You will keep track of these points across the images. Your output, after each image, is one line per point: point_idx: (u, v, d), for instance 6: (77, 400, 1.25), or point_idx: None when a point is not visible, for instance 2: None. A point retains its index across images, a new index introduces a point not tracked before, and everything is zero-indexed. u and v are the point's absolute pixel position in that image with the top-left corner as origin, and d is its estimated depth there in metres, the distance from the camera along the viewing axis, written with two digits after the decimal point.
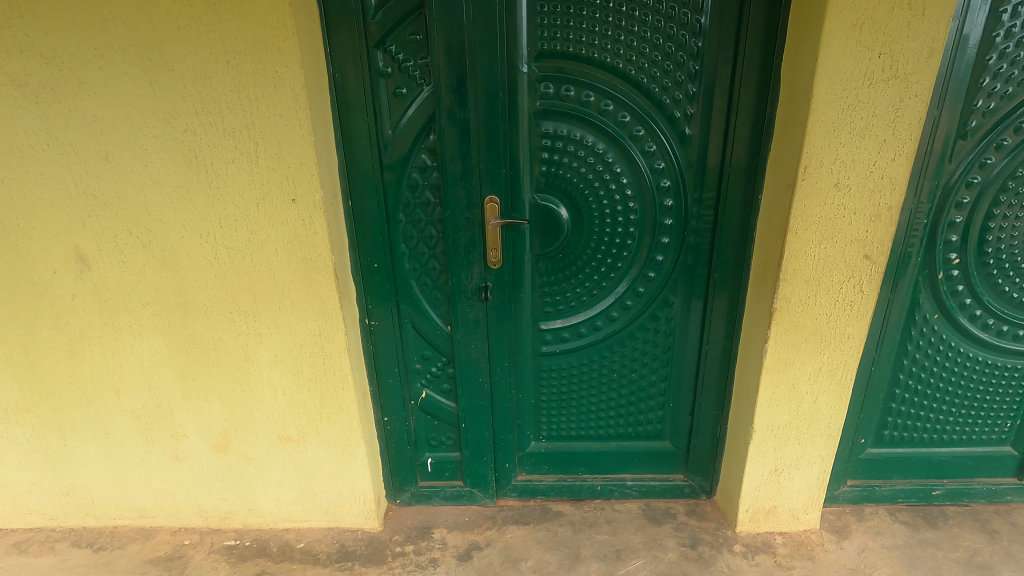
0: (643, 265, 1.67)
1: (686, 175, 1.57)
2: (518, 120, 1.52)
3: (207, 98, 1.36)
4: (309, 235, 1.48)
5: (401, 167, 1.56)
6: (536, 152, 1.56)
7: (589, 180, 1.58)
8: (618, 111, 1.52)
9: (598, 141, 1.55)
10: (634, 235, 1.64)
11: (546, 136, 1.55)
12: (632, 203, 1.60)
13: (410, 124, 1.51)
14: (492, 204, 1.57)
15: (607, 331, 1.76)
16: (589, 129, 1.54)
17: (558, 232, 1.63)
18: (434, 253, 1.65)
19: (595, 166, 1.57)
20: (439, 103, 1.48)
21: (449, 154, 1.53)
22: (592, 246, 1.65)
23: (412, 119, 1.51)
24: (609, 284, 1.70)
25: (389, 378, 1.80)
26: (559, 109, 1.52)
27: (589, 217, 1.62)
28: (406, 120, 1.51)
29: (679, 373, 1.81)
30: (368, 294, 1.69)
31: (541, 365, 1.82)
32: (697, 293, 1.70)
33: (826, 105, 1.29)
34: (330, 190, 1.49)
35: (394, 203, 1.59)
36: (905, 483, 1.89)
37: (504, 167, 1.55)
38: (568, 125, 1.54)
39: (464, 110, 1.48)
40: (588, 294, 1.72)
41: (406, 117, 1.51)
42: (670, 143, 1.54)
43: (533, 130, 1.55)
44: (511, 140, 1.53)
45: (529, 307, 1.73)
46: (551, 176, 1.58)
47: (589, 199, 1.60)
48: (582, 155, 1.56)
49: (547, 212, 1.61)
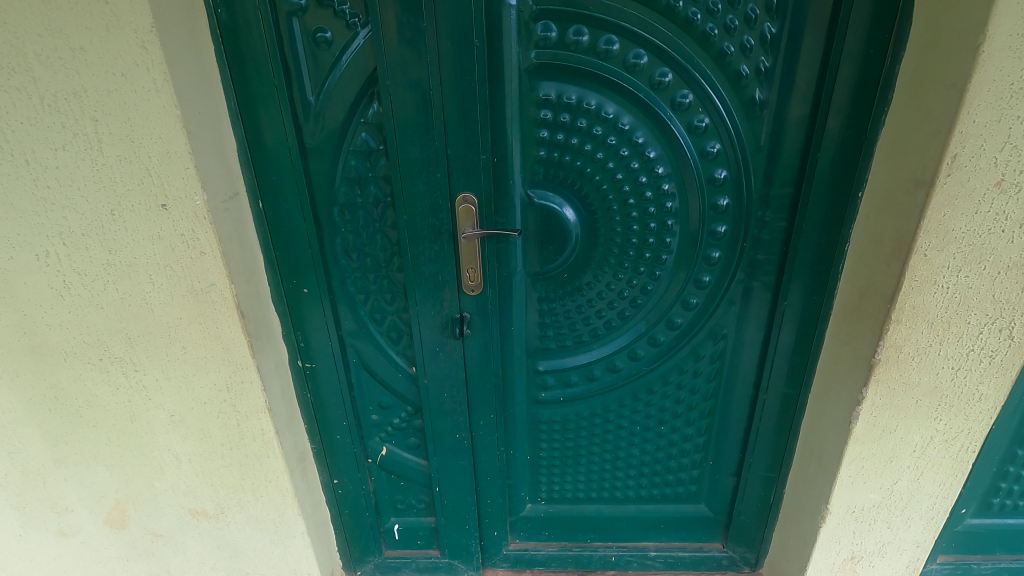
0: (682, 289, 1.19)
1: (750, 163, 1.07)
2: (502, 79, 1.00)
3: (6, 49, 0.85)
4: (194, 257, 1.00)
5: (333, 152, 1.07)
6: (532, 128, 1.05)
7: (608, 171, 1.08)
8: (655, 67, 1.00)
9: (622, 114, 1.04)
10: (669, 247, 1.15)
11: (544, 105, 1.03)
12: (670, 203, 1.11)
13: (342, 88, 1.01)
14: (469, 206, 1.09)
15: (629, 373, 1.29)
16: (610, 97, 1.03)
17: (563, 244, 1.14)
18: (386, 271, 1.18)
19: (616, 153, 1.07)
20: (383, 54, 0.98)
21: (402, 132, 1.03)
22: (612, 264, 1.17)
23: (342, 80, 1.01)
24: (635, 313, 1.22)
25: (336, 433, 1.35)
26: (565, 66, 1.00)
27: (608, 222, 1.13)
28: (335, 82, 1.01)
29: (723, 424, 1.36)
30: (300, 328, 1.23)
31: (539, 417, 1.36)
32: (755, 323, 1.23)
33: (1003, 55, 0.78)
34: (223, 188, 1.00)
35: (326, 203, 1.11)
36: (1010, 559, 1.46)
37: (483, 152, 1.05)
38: (578, 90, 1.02)
39: (419, 66, 0.99)
40: (603, 326, 1.24)
41: (334, 78, 1.00)
42: (730, 115, 1.03)
43: (526, 96, 1.03)
44: (492, 111, 1.03)
45: (521, 343, 1.26)
46: (553, 163, 1.08)
47: (609, 198, 1.10)
48: (598, 135, 1.05)
49: (548, 216, 1.12)
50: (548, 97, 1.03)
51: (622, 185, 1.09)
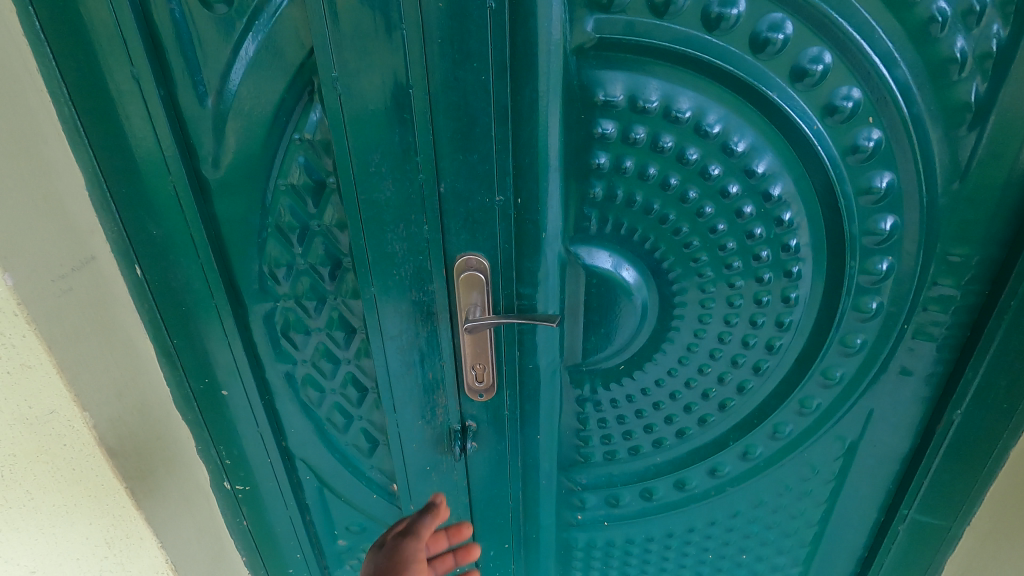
0: (800, 387, 0.79)
1: (938, 208, 0.65)
2: (533, 68, 0.58)
3: None
4: (13, 371, 0.58)
5: (250, 189, 0.65)
6: (581, 150, 0.63)
7: (703, 218, 0.67)
8: (802, 46, 0.57)
9: (735, 127, 0.62)
10: (788, 331, 0.74)
11: (605, 112, 0.61)
12: (799, 267, 0.69)
13: (257, 83, 0.58)
14: (475, 273, 0.68)
15: (706, 493, 0.90)
16: (717, 99, 0.61)
17: (619, 326, 0.74)
18: (348, 361, 0.77)
19: (717, 192, 0.65)
20: (324, 23, 0.55)
21: (364, 156, 0.61)
22: (695, 353, 0.76)
23: (256, 69, 0.58)
24: (724, 419, 0.82)
25: (288, 564, 0.97)
26: (645, 45, 0.58)
27: (694, 295, 0.72)
28: (243, 72, 0.58)
29: (828, 553, 0.97)
30: (225, 438, 0.83)
31: (572, 542, 0.98)
32: (900, 432, 0.82)
33: None
34: (56, 257, 0.57)
35: (247, 265, 0.70)
36: None
37: (498, 191, 0.63)
38: (664, 87, 0.60)
39: (388, 46, 0.56)
40: (673, 434, 0.84)
41: (242, 67, 0.58)
42: (919, 130, 0.61)
43: (574, 96, 0.60)
44: (516, 123, 0.60)
45: (551, 454, 0.87)
46: (611, 206, 0.66)
47: (699, 261, 0.69)
48: (692, 161, 0.63)
49: (598, 285, 0.71)
50: (612, 98, 0.60)
51: (723, 241, 0.68)
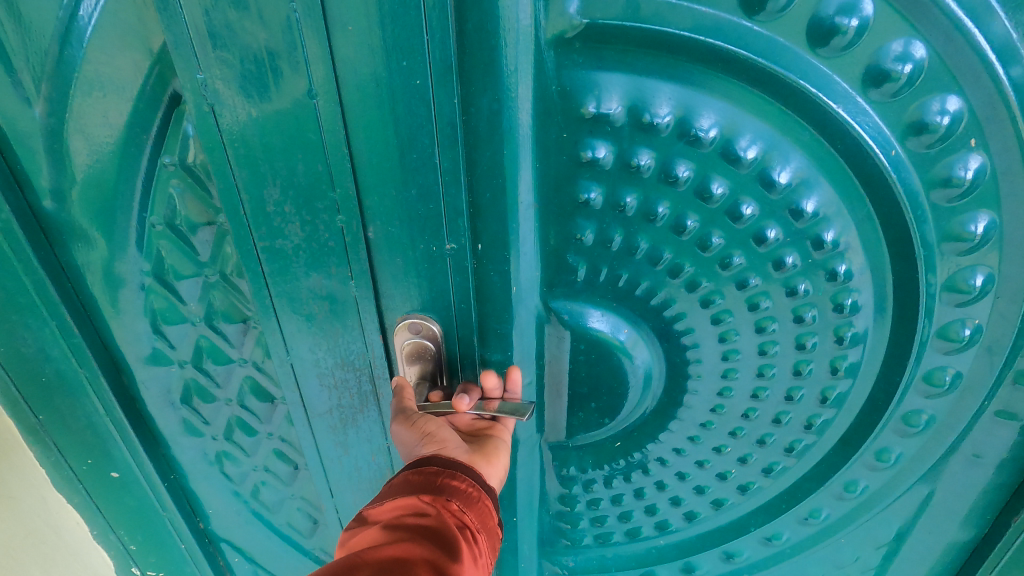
0: (841, 471, 0.64)
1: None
2: (491, 69, 0.42)
3: None
4: None
5: (111, 222, 0.53)
6: (565, 183, 0.49)
7: (729, 270, 0.52)
8: (882, 38, 0.40)
9: (776, 153, 0.46)
10: (831, 411, 0.59)
11: (595, 130, 0.46)
12: (858, 334, 0.53)
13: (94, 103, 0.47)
14: (425, 330, 0.55)
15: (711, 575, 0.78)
16: (754, 117, 0.44)
17: (616, 400, 0.59)
18: (265, 424, 0.66)
19: (750, 239, 0.50)
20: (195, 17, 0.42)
21: (281, 184, 0.49)
22: (710, 432, 0.62)
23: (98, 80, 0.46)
24: (741, 501, 0.69)
25: None
26: (657, 37, 0.42)
27: (713, 363, 0.57)
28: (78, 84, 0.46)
29: None
30: (116, 500, 0.72)
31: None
32: (963, 522, 0.66)
33: None
34: None
35: (132, 309, 0.58)
36: None
37: (448, 238, 0.50)
38: (682, 99, 0.44)
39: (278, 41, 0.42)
40: (681, 517, 0.72)
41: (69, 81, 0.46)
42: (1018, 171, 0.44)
43: (555, 110, 0.46)
44: (469, 145, 0.46)
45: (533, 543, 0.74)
46: (601, 255, 0.53)
47: (722, 323, 0.54)
48: (716, 198, 0.48)
49: (590, 350, 0.57)
50: (607, 112, 0.45)
51: (756, 300, 0.53)
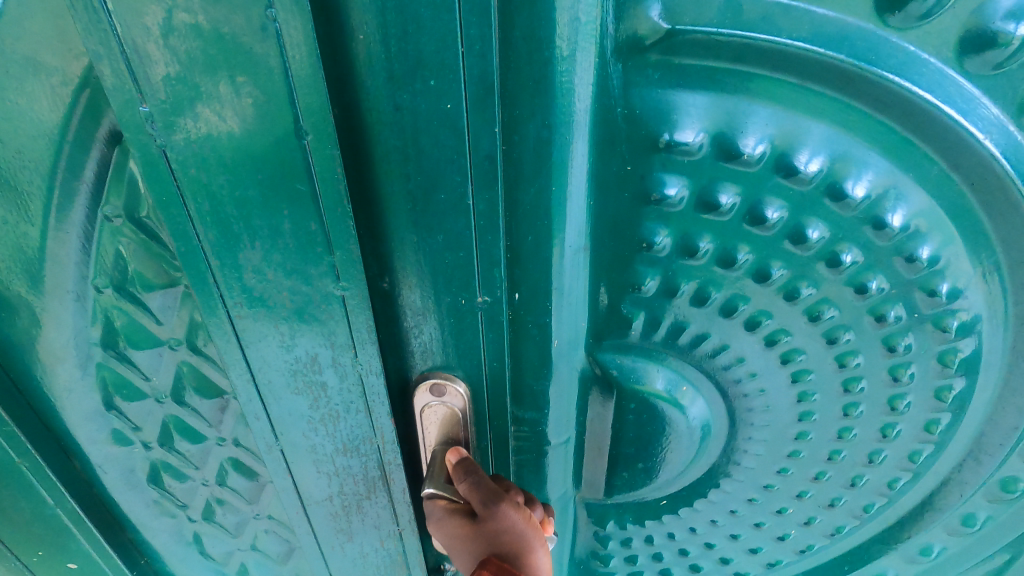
0: (871, 466, 0.73)
1: (1000, 270, 0.59)
2: (539, 88, 0.45)
3: None
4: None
5: (41, 271, 0.55)
6: (631, 223, 0.56)
7: (818, 322, 0.61)
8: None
9: (889, 197, 0.54)
10: (895, 418, 0.68)
11: (667, 164, 0.52)
12: (967, 343, 0.62)
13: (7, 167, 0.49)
14: (440, 386, 0.61)
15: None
16: (838, 154, 0.52)
17: (677, 450, 0.70)
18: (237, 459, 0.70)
19: (825, 269, 0.58)
20: (147, 47, 0.40)
21: (281, 252, 0.50)
22: (801, 464, 0.73)
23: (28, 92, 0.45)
24: (794, 508, 0.79)
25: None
26: (750, 63, 0.48)
27: (789, 404, 0.67)
28: None
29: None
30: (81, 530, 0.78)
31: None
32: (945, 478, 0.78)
33: None
34: None
35: (71, 365, 0.63)
36: None
37: (481, 290, 0.55)
38: (772, 126, 0.51)
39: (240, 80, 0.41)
40: (747, 528, 0.83)
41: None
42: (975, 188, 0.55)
43: (619, 138, 0.51)
44: (511, 180, 0.49)
45: (564, 549, 0.86)
46: (661, 303, 0.60)
47: (797, 369, 0.64)
48: (813, 242, 0.56)
49: (643, 403, 0.66)
50: (684, 140, 0.50)
51: (832, 329, 0.62)
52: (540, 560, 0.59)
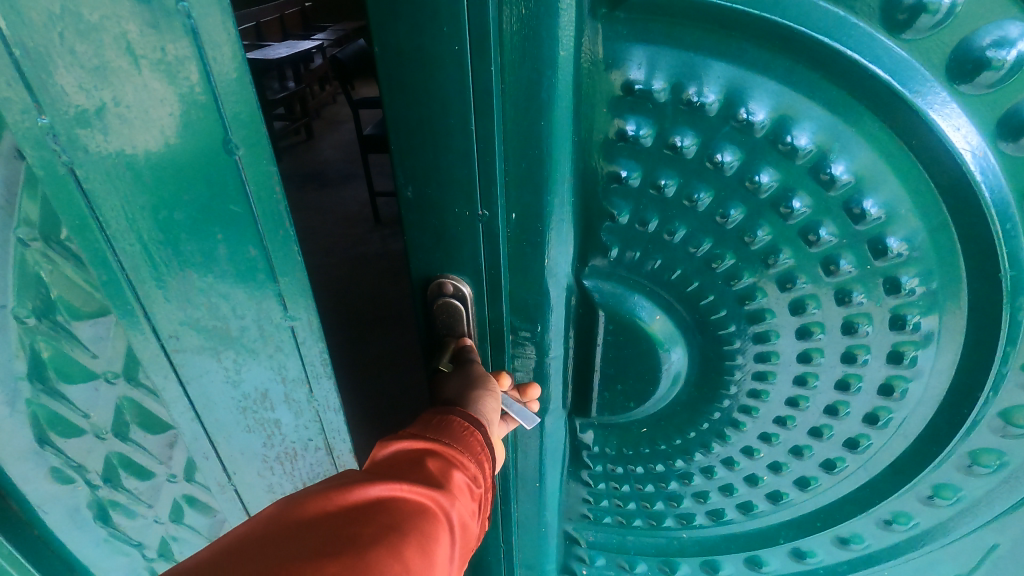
0: (837, 417, 0.77)
1: (953, 234, 0.61)
2: (527, 42, 0.58)
3: None
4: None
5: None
6: (605, 157, 0.67)
7: (774, 264, 0.67)
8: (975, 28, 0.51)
9: (835, 150, 0.60)
10: (858, 370, 0.72)
11: (636, 109, 0.63)
12: (909, 299, 0.65)
13: None
14: (446, 283, 0.76)
15: (754, 525, 0.97)
16: (785, 106, 0.59)
17: (655, 384, 0.80)
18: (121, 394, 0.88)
19: (780, 214, 0.64)
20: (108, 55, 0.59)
21: (209, 264, 0.77)
22: (768, 403, 0.79)
23: None
24: (765, 450, 0.85)
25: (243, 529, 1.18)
26: (709, 22, 0.56)
27: (754, 338, 0.74)
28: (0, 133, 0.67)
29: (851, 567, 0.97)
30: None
31: (576, 540, 1.13)
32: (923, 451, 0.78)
33: None
34: None
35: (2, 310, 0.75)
36: None
37: (483, 205, 0.69)
38: (725, 79, 0.58)
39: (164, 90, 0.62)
40: (720, 464, 0.90)
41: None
42: (925, 160, 0.58)
43: (600, 86, 0.63)
44: (508, 116, 0.63)
45: (555, 465, 0.99)
46: (635, 234, 0.72)
47: (757, 303, 0.71)
48: (764, 187, 0.63)
49: (623, 331, 0.77)
50: (648, 87, 0.60)
51: (788, 273, 0.68)
52: (488, 403, 0.72)
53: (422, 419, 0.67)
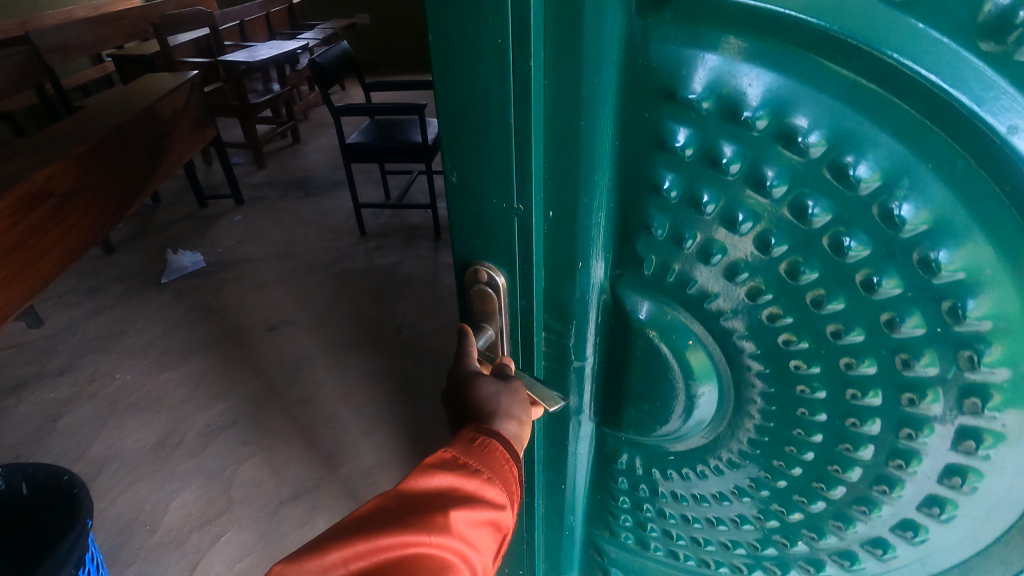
0: (909, 541, 0.57)
1: None
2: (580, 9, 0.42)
3: None
4: None
5: None
6: (642, 168, 0.49)
7: (841, 342, 0.48)
8: None
9: (937, 209, 0.40)
10: (953, 496, 0.51)
11: (678, 114, 0.45)
12: None
13: None
14: (479, 271, 0.56)
15: None
16: (865, 138, 0.39)
17: (664, 421, 0.61)
18: None
19: (854, 281, 0.45)
20: None
21: None
22: (821, 508, 0.59)
23: None
24: (824, 562, 0.65)
25: None
26: (767, 25, 0.38)
27: (825, 424, 0.53)
28: None
29: None
30: None
31: None
32: None
33: None
34: None
35: None
36: None
37: (517, 198, 0.50)
38: (783, 92, 0.40)
39: None
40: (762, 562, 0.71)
41: None
42: None
43: (642, 82, 0.45)
44: (558, 108, 0.47)
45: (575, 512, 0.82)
46: (667, 287, 0.54)
47: (808, 378, 0.51)
48: (839, 241, 0.44)
49: (651, 368, 0.58)
50: (684, 82, 0.42)
51: (848, 351, 0.48)
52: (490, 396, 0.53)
53: (460, 438, 0.51)
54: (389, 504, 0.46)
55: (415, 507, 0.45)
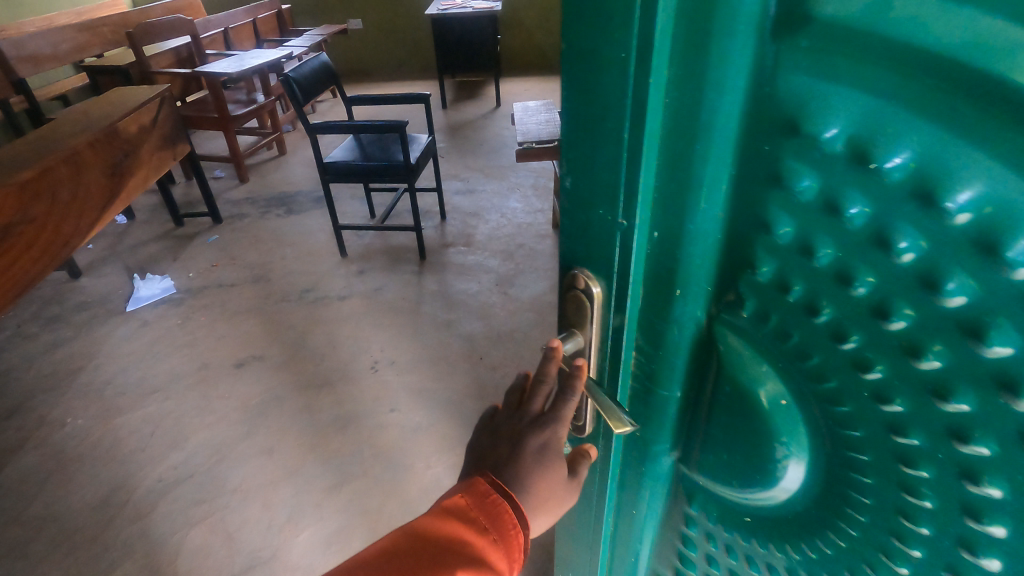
0: None
1: None
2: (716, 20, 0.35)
3: None
4: None
5: None
6: (753, 203, 0.42)
7: (965, 449, 0.37)
8: None
9: None
10: None
11: (801, 152, 0.37)
12: None
13: None
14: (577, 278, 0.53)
15: None
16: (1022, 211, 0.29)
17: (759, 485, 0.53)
18: None
19: (990, 382, 0.34)
20: None
21: None
22: None
23: None
24: None
25: None
26: (907, 55, 0.30)
27: (929, 537, 0.42)
28: None
29: None
30: None
31: None
32: None
33: None
34: None
35: None
36: None
37: (622, 212, 0.46)
38: (922, 142, 0.31)
39: None
40: None
41: None
42: None
43: (765, 112, 0.37)
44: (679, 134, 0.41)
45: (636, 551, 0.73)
46: (767, 332, 0.46)
47: (918, 476, 0.41)
48: (970, 328, 0.34)
49: (748, 417, 0.50)
50: (808, 115, 0.35)
51: (973, 465, 0.37)
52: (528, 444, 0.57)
53: (476, 489, 0.56)
54: (406, 545, 0.53)
55: (424, 554, 0.52)
